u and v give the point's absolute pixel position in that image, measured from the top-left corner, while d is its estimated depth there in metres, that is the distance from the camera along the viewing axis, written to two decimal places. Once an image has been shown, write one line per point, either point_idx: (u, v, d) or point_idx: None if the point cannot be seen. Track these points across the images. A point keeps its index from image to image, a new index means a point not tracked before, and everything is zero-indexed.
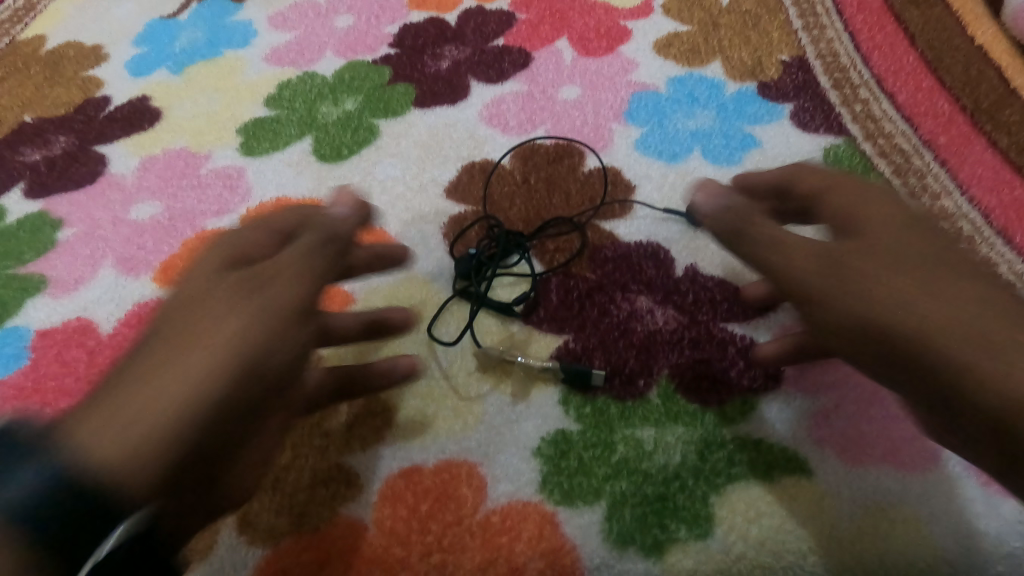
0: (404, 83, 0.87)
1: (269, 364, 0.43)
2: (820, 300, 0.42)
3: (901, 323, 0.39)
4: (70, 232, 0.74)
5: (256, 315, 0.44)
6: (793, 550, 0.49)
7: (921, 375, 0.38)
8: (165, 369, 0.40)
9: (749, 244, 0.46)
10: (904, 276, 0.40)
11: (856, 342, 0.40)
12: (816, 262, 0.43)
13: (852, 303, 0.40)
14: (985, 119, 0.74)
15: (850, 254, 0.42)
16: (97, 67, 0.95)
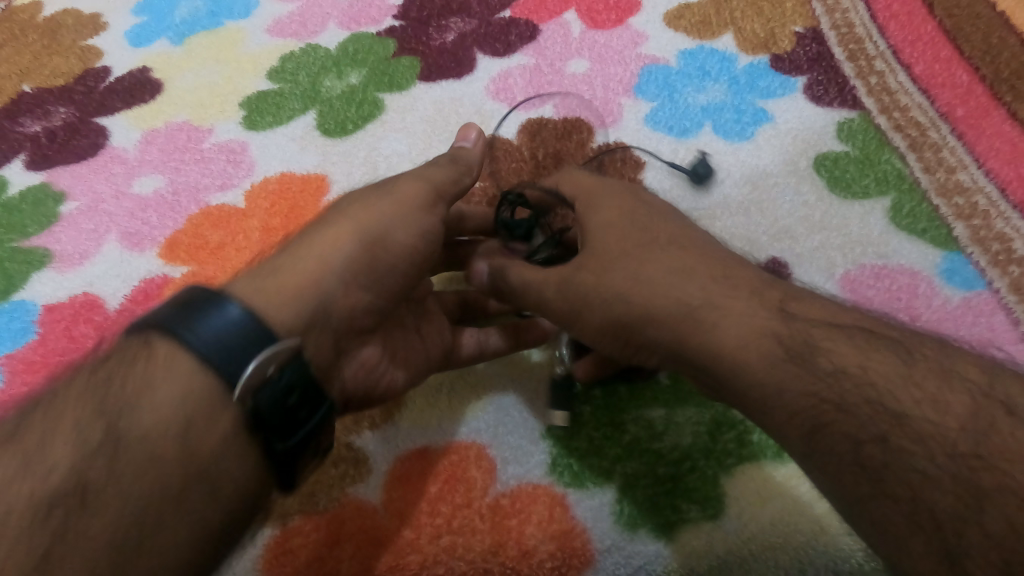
0: (408, 55, 0.85)
1: (358, 294, 0.50)
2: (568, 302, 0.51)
3: (652, 326, 0.46)
4: (73, 205, 0.74)
5: (349, 243, 0.49)
6: (804, 530, 0.49)
7: (644, 356, 0.48)
8: (270, 285, 0.46)
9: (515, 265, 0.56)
10: (664, 281, 0.46)
11: (601, 334, 0.50)
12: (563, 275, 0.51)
13: (622, 307, 0.47)
14: (1004, 91, 0.72)
15: (603, 258, 0.50)
16: (96, 36, 0.93)
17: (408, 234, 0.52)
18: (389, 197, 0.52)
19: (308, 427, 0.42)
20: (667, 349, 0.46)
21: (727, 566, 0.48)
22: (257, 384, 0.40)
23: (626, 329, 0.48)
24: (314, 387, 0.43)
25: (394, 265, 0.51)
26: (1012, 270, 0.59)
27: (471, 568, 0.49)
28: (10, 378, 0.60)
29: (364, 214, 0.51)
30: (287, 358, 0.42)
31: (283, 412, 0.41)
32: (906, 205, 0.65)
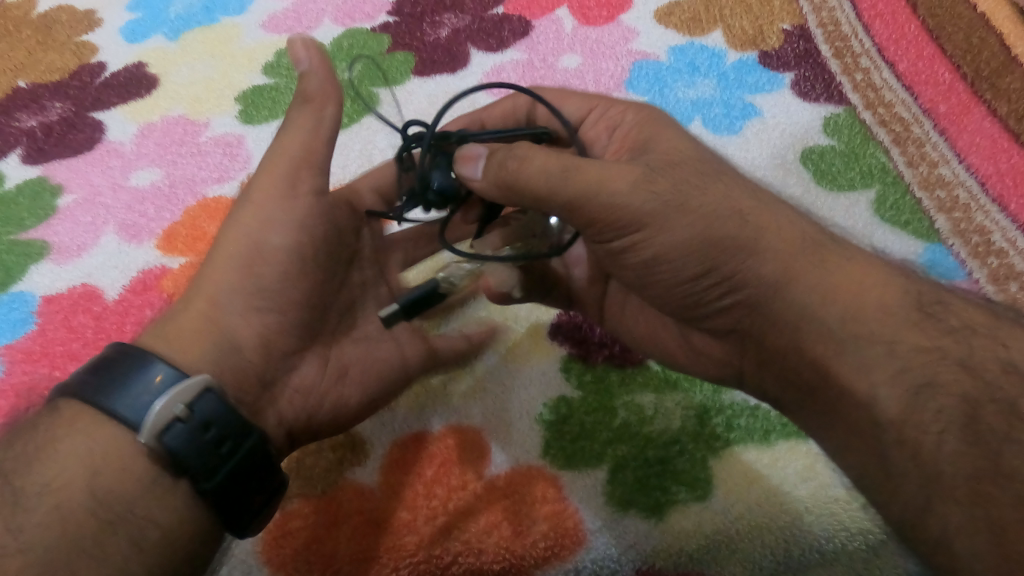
0: (403, 50, 0.86)
1: (259, 317, 0.50)
2: (657, 223, 0.45)
3: (759, 265, 0.44)
4: (70, 198, 0.74)
5: (234, 268, 0.50)
6: (789, 510, 0.50)
7: (717, 295, 0.47)
8: (169, 333, 0.48)
9: (530, 174, 0.46)
10: (759, 217, 0.45)
11: (683, 266, 0.46)
12: (652, 193, 0.45)
13: (731, 235, 0.44)
14: (985, 88, 0.74)
15: (673, 187, 0.45)
16: (91, 32, 0.94)
17: (285, 235, 0.51)
18: (266, 197, 0.51)
19: (232, 462, 0.44)
20: (763, 292, 0.44)
21: (715, 545, 0.50)
22: (165, 427, 0.42)
23: (712, 263, 0.45)
24: (231, 419, 0.44)
25: (282, 270, 0.50)
26: (991, 262, 0.61)
27: (465, 548, 0.50)
28: (10, 367, 0.61)
29: (242, 227, 0.51)
30: (196, 396, 0.43)
31: (199, 449, 0.43)
32: (890, 197, 0.67)
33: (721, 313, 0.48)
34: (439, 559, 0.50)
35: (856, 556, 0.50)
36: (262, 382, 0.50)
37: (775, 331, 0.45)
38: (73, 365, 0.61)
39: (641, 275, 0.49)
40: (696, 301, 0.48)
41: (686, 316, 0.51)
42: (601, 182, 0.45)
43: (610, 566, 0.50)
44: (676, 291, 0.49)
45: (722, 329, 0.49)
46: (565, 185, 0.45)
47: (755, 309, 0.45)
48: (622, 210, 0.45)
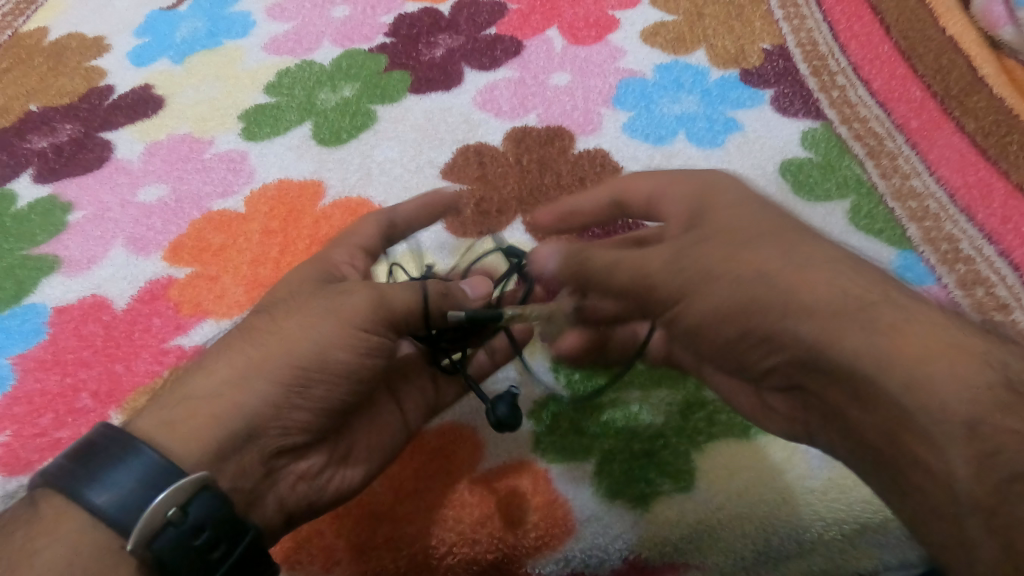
0: (399, 70, 0.90)
1: (289, 416, 0.48)
2: (688, 290, 0.45)
3: (800, 328, 0.41)
4: (80, 214, 0.77)
5: (274, 370, 0.48)
6: (768, 501, 0.53)
7: (759, 356, 0.44)
8: (182, 418, 0.46)
9: (598, 263, 0.50)
10: (824, 287, 0.41)
11: (721, 331, 0.44)
12: (686, 263, 0.45)
13: (749, 301, 0.42)
14: (954, 106, 0.78)
15: (705, 256, 0.45)
16: (99, 57, 0.97)
17: (345, 353, 0.48)
18: (329, 312, 0.49)
19: (224, 567, 0.43)
20: (802, 358, 0.41)
21: (698, 534, 0.52)
22: (157, 532, 0.41)
23: (747, 327, 0.43)
24: (224, 524, 0.43)
25: (325, 388, 0.49)
26: (959, 268, 0.64)
27: (461, 539, 0.53)
28: (23, 375, 0.64)
29: (297, 332, 0.48)
30: (191, 498, 0.42)
31: (190, 556, 0.42)
32: (865, 206, 0.70)
33: (771, 373, 0.44)
34: (436, 550, 0.52)
35: (832, 546, 0.53)
36: (264, 472, 0.49)
37: (834, 395, 0.41)
38: (84, 371, 0.63)
39: (690, 335, 0.47)
40: (741, 361, 0.46)
41: (740, 373, 0.47)
42: (642, 271, 0.47)
43: (599, 556, 0.53)
44: (724, 347, 0.46)
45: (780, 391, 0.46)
46: (616, 276, 0.48)
47: (806, 378, 0.42)
48: (655, 285, 0.46)
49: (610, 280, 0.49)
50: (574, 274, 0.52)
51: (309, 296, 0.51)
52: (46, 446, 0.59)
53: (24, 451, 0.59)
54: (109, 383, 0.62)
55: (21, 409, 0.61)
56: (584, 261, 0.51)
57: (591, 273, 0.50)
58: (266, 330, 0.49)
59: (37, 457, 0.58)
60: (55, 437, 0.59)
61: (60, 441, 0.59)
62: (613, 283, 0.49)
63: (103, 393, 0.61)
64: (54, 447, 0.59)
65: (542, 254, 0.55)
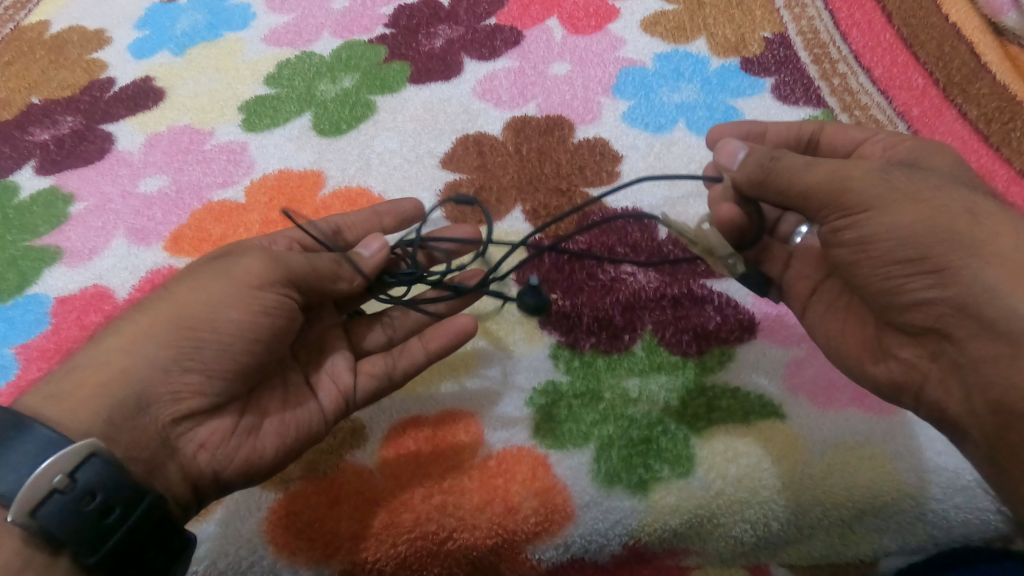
0: (399, 61, 0.90)
1: (184, 376, 0.49)
2: (880, 204, 0.46)
3: (980, 268, 0.43)
4: (81, 205, 0.77)
5: (165, 331, 0.49)
6: (767, 486, 0.53)
7: (914, 288, 0.46)
8: (68, 389, 0.46)
9: (784, 170, 0.49)
10: (1011, 237, 0.44)
11: (895, 249, 0.46)
12: (882, 182, 0.46)
13: (932, 225, 0.45)
14: (956, 93, 0.78)
15: (893, 181, 0.46)
16: (100, 50, 0.98)
17: (237, 310, 0.50)
18: (221, 278, 0.51)
19: (120, 532, 0.43)
20: (972, 295, 0.44)
21: (698, 519, 0.53)
22: (42, 499, 0.41)
23: (928, 252, 0.45)
24: (116, 488, 0.43)
25: (219, 347, 0.49)
26: None
27: (461, 525, 0.53)
28: (25, 364, 0.64)
29: (188, 296, 0.50)
30: (79, 464, 0.43)
31: (80, 522, 0.42)
32: None
33: (921, 307, 0.47)
34: (436, 535, 0.53)
35: (831, 530, 0.53)
36: (161, 441, 0.48)
37: (980, 341, 0.44)
38: None
39: (853, 255, 0.48)
40: (893, 290, 0.47)
41: (881, 306, 0.49)
42: (829, 176, 0.47)
43: (599, 541, 0.53)
44: (880, 271, 0.47)
45: (916, 329, 0.48)
46: (806, 174, 0.48)
47: (960, 312, 0.44)
48: (848, 190, 0.47)
49: (800, 180, 0.48)
50: (759, 169, 0.50)
51: (202, 267, 0.53)
52: None
53: None
54: None
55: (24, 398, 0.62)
56: (779, 163, 0.49)
57: (779, 177, 0.49)
58: (156, 301, 0.51)
59: None
60: None
61: None
62: (797, 187, 0.49)
63: None
64: None
65: (728, 148, 0.53)
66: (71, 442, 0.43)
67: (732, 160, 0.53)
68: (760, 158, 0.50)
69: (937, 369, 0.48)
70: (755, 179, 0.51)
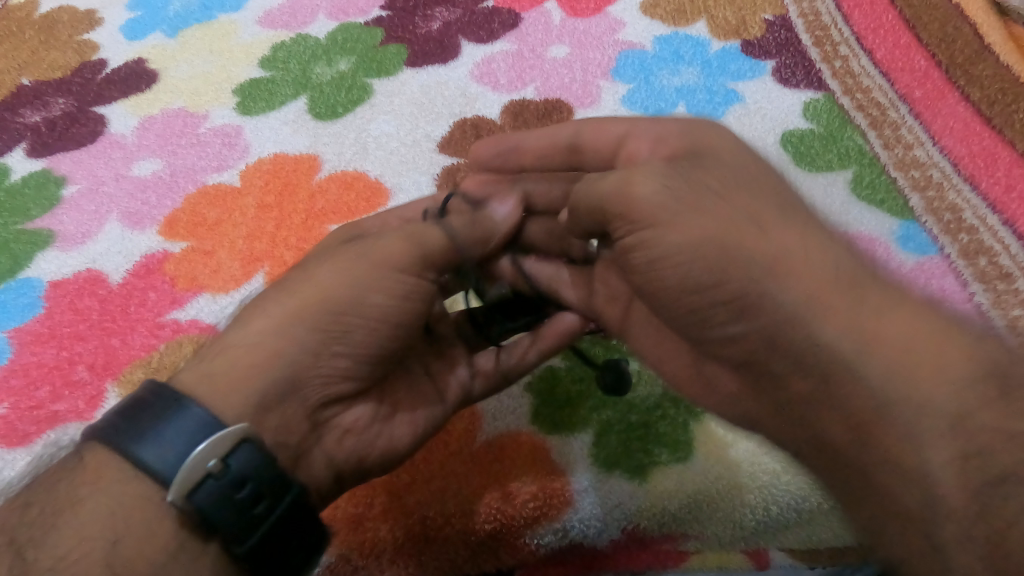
0: (395, 43, 0.88)
1: (332, 360, 0.49)
2: (664, 225, 0.44)
3: (784, 287, 0.41)
4: (74, 188, 0.76)
5: (312, 315, 0.48)
6: (765, 471, 0.53)
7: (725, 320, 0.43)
8: (223, 369, 0.46)
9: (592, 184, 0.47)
10: (793, 248, 0.42)
11: (692, 276, 0.44)
12: (665, 192, 0.44)
13: (751, 256, 0.42)
14: (959, 75, 0.77)
15: (732, 206, 0.43)
16: (92, 31, 0.96)
17: (385, 295, 0.50)
18: (365, 256, 0.50)
19: (267, 524, 0.43)
20: (771, 325, 0.41)
21: (697, 504, 0.52)
22: (198, 484, 0.41)
23: (724, 278, 0.42)
24: (266, 477, 0.43)
25: (369, 329, 0.49)
26: (962, 237, 0.64)
27: (458, 509, 0.53)
28: (19, 348, 0.63)
29: (333, 277, 0.49)
30: (232, 451, 0.43)
31: (233, 510, 0.42)
32: (866, 177, 0.69)
33: (731, 340, 0.44)
34: (434, 520, 0.52)
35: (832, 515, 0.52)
36: (308, 427, 0.49)
37: (795, 379, 0.41)
38: (79, 345, 0.63)
39: (647, 280, 0.46)
40: (702, 322, 0.45)
41: (695, 336, 0.46)
42: (659, 198, 0.44)
43: (597, 525, 0.52)
44: (679, 302, 0.45)
45: (732, 359, 0.45)
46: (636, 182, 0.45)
47: (777, 344, 0.41)
48: (645, 206, 0.44)
49: (597, 195, 0.47)
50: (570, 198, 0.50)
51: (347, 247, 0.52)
52: (43, 418, 0.58)
53: (21, 423, 0.58)
54: (106, 356, 0.62)
55: (17, 382, 0.61)
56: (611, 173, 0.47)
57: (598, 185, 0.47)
58: (297, 283, 0.50)
59: (34, 429, 0.58)
60: (52, 410, 0.59)
61: (56, 413, 0.59)
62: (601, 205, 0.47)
63: (99, 366, 0.61)
64: (51, 419, 0.58)
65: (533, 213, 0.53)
66: (226, 427, 0.43)
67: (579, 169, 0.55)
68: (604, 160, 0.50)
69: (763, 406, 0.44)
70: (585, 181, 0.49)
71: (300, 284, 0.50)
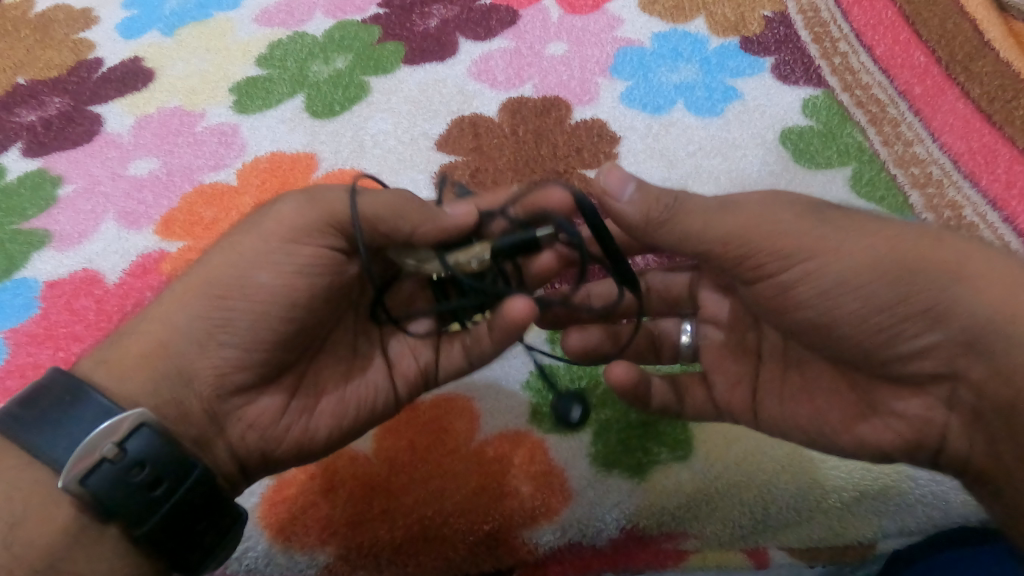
0: (393, 41, 0.88)
1: (220, 350, 0.48)
2: (826, 254, 0.45)
3: (966, 301, 0.42)
4: (69, 188, 0.76)
5: (198, 301, 0.49)
6: (766, 469, 0.53)
7: (910, 339, 0.44)
8: (118, 356, 0.48)
9: (689, 216, 0.47)
10: (946, 255, 0.43)
11: (872, 293, 0.44)
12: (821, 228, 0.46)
13: (928, 271, 0.43)
14: (959, 71, 0.76)
15: (872, 244, 0.44)
16: (88, 30, 0.96)
17: (271, 274, 0.48)
18: (251, 239, 0.49)
19: (166, 505, 0.43)
20: (967, 337, 0.42)
21: (696, 502, 0.52)
22: (91, 467, 0.42)
23: (908, 296, 0.43)
24: (166, 461, 0.43)
25: (253, 312, 0.48)
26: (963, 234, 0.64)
27: (456, 508, 0.53)
28: (14, 349, 0.63)
29: (219, 261, 0.49)
30: (129, 435, 0.43)
31: (127, 493, 0.42)
32: (866, 173, 0.69)
33: (924, 351, 0.44)
34: (433, 520, 0.52)
35: (831, 514, 0.52)
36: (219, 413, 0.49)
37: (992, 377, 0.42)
38: (76, 345, 0.63)
39: (820, 314, 0.46)
40: (887, 342, 0.45)
41: (879, 361, 0.47)
42: (773, 230, 0.46)
43: (595, 525, 0.52)
44: (865, 325, 0.45)
45: (923, 378, 0.46)
46: (727, 220, 0.47)
47: (972, 349, 0.42)
48: (789, 238, 0.45)
49: (704, 233, 0.47)
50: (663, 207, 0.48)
51: (244, 227, 0.51)
52: None
53: None
54: None
55: (13, 382, 0.61)
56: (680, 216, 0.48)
57: (680, 222, 0.48)
58: (191, 273, 0.50)
59: None
60: None
61: None
62: (704, 240, 0.47)
63: None
64: None
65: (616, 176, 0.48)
66: (122, 411, 0.44)
67: (621, 191, 0.48)
68: (660, 196, 0.48)
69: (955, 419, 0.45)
70: (654, 219, 0.48)
71: (193, 274, 0.50)
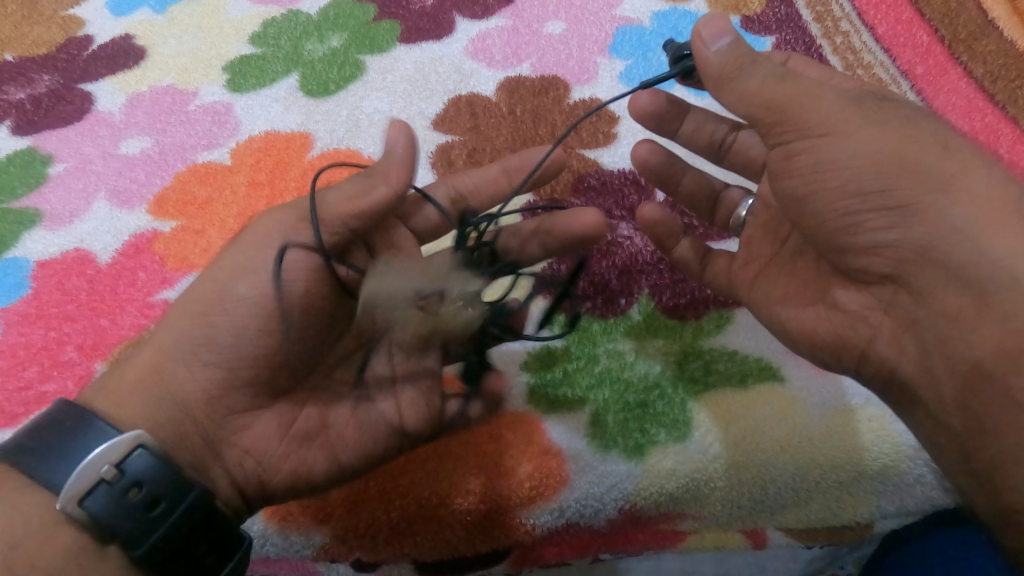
0: (389, 19, 0.87)
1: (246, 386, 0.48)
2: (841, 131, 0.45)
3: (948, 207, 0.43)
4: (60, 167, 0.75)
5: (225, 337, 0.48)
6: (765, 449, 0.52)
7: (879, 228, 0.45)
8: None
9: (752, 80, 0.47)
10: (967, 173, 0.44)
11: (855, 178, 0.45)
12: (850, 109, 0.46)
13: (928, 172, 0.44)
14: (961, 50, 0.76)
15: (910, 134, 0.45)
16: (77, 6, 0.94)
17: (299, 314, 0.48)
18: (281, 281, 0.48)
19: (164, 523, 0.43)
20: (950, 239, 0.43)
21: (695, 483, 0.52)
22: (90, 488, 0.43)
23: (893, 186, 0.44)
24: (163, 481, 0.44)
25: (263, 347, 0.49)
26: None
27: (453, 489, 0.52)
28: (6, 329, 0.62)
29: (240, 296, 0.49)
30: (127, 456, 0.44)
31: (127, 512, 0.43)
32: None
33: (881, 249, 0.46)
34: (429, 501, 0.52)
35: (829, 493, 0.52)
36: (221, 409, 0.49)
37: (943, 293, 0.44)
38: (68, 325, 0.62)
39: (805, 184, 0.47)
40: (849, 228, 0.46)
41: (840, 248, 0.48)
42: (807, 95, 0.46)
43: (594, 506, 0.52)
44: (837, 205, 0.46)
45: (873, 277, 0.47)
46: (778, 87, 0.46)
47: (928, 256, 0.44)
48: (814, 114, 0.45)
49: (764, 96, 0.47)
50: (737, 66, 0.48)
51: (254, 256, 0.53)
52: (31, 399, 0.58)
53: (9, 404, 0.57)
54: (95, 337, 0.61)
55: (5, 363, 0.60)
56: (741, 77, 0.47)
57: (741, 85, 0.47)
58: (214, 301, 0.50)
59: (22, 410, 0.57)
60: (40, 391, 0.58)
61: (45, 394, 0.58)
62: (751, 104, 0.47)
63: (88, 347, 0.60)
64: (40, 400, 0.57)
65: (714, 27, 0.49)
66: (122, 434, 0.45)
67: (713, 41, 0.48)
68: (741, 56, 0.48)
69: (889, 323, 0.47)
70: (724, 77, 0.48)
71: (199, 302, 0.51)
